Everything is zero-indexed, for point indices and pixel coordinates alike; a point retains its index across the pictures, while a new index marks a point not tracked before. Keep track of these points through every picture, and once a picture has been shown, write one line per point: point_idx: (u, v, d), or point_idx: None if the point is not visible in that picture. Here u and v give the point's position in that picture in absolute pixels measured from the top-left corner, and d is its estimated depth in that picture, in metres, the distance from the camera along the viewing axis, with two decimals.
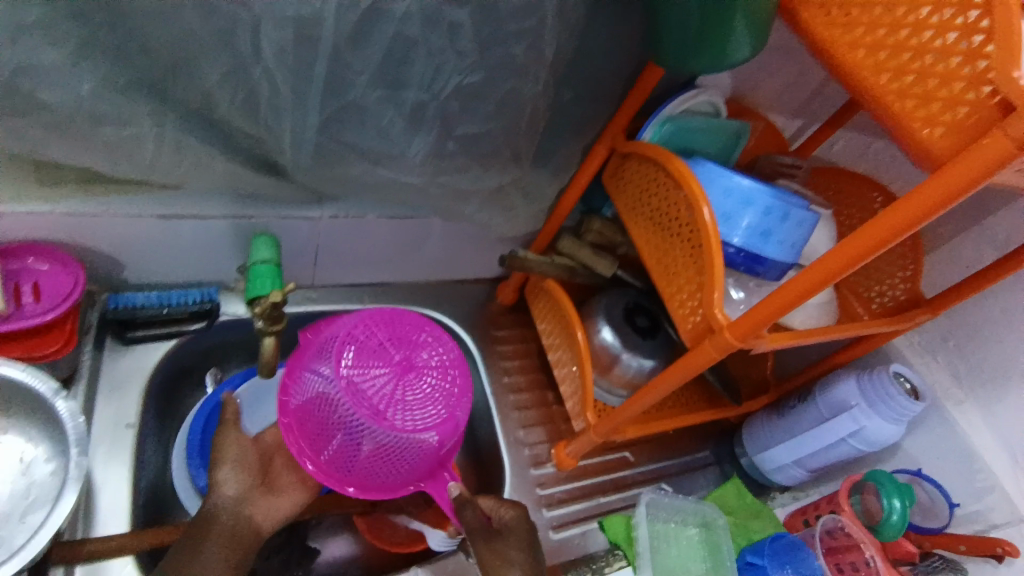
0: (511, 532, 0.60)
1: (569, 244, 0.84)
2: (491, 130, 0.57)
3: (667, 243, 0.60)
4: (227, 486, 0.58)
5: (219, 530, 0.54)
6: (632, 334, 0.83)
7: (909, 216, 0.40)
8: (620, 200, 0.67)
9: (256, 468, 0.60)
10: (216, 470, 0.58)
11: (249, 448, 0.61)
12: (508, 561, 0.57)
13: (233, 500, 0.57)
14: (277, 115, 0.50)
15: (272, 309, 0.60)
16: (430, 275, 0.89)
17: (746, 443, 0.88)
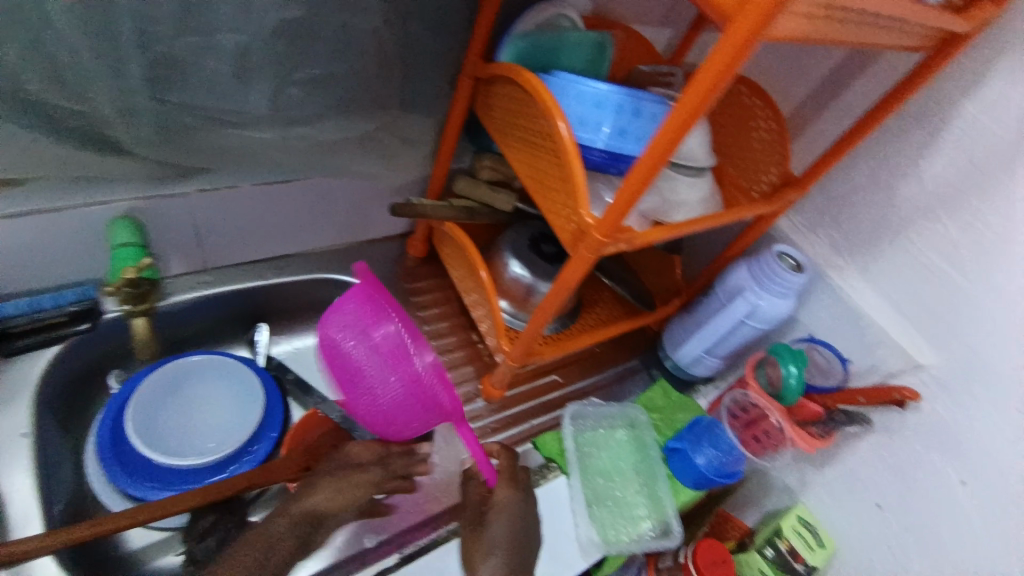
0: (498, 515, 0.63)
1: (465, 184, 0.85)
2: (335, 72, 0.62)
3: (537, 159, 0.61)
4: (317, 499, 0.60)
5: (288, 534, 0.56)
6: (540, 261, 0.85)
7: (713, 79, 0.42)
8: (493, 128, 0.67)
9: (350, 499, 0.61)
10: (316, 482, 0.61)
11: (360, 483, 0.62)
12: (489, 549, 0.60)
13: (314, 516, 0.59)
14: (93, 83, 0.51)
15: (128, 287, 0.62)
16: (333, 240, 0.88)
17: (667, 346, 0.93)
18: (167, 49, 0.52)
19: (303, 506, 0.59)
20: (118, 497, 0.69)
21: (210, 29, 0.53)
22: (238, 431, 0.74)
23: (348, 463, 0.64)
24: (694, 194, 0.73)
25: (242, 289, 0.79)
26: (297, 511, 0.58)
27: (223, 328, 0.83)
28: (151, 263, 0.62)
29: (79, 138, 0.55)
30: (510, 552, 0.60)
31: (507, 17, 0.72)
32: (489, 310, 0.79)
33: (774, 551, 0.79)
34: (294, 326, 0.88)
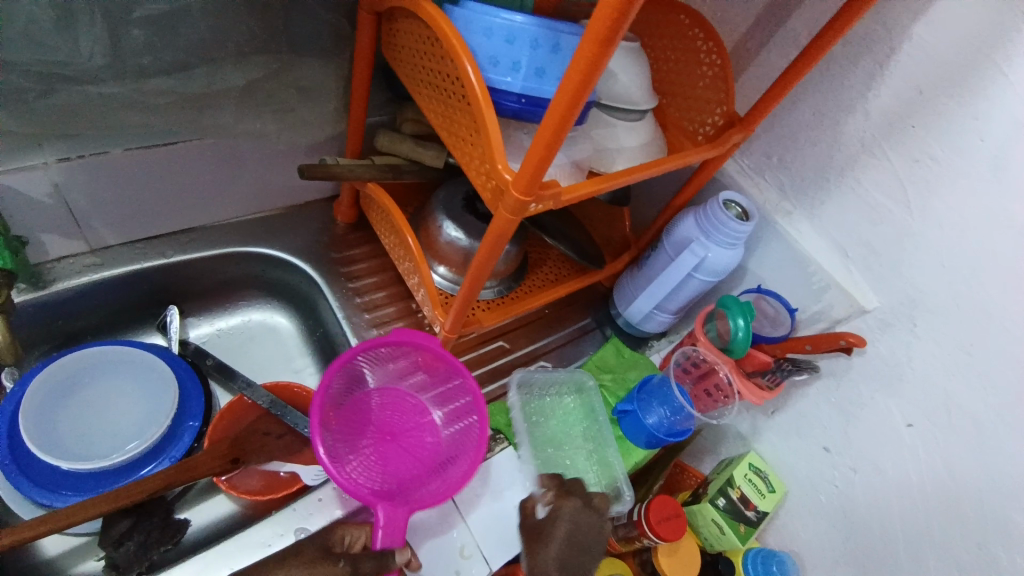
0: (563, 524, 0.63)
1: (388, 140, 0.77)
2: (184, 8, 0.57)
3: (448, 108, 0.53)
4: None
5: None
6: (476, 220, 0.78)
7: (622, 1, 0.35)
8: (404, 73, 0.59)
9: None
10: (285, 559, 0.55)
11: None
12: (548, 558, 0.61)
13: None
14: None
15: None
16: (248, 209, 0.79)
17: (618, 303, 0.90)
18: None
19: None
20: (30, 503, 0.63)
21: None
22: (152, 425, 0.68)
23: (323, 549, 0.57)
24: (632, 140, 0.67)
25: (132, 270, 0.71)
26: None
27: (128, 313, 0.75)
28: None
29: None
30: (570, 557, 0.62)
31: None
32: (421, 277, 0.73)
33: (726, 501, 0.77)
34: (214, 306, 0.81)
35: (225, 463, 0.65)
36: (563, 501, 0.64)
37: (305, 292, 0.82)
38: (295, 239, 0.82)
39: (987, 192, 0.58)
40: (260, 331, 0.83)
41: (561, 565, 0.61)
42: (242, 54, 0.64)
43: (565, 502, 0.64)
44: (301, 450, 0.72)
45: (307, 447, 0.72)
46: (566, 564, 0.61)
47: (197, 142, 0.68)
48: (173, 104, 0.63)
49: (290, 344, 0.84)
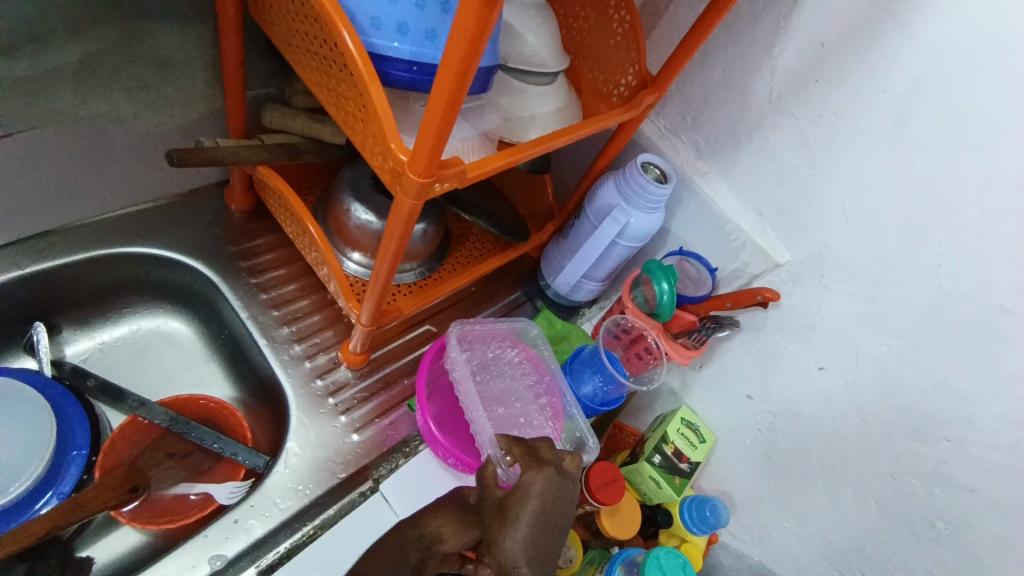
0: (530, 502, 0.50)
1: (278, 117, 0.69)
2: None
3: (331, 79, 0.47)
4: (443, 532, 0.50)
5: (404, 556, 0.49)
6: (386, 200, 0.72)
7: None
8: (279, 39, 0.52)
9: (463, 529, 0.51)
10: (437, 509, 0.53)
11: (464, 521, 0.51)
12: (509, 544, 0.48)
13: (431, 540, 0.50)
14: None
15: None
16: (120, 204, 0.69)
17: (546, 275, 0.87)
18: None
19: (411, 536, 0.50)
20: None
21: None
22: (32, 460, 0.58)
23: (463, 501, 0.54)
24: (544, 106, 0.63)
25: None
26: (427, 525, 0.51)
27: None
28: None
29: None
30: (539, 542, 0.49)
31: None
32: (329, 268, 0.67)
33: (661, 457, 0.80)
34: (96, 316, 0.71)
35: (121, 495, 0.59)
36: (533, 474, 0.51)
37: (204, 292, 0.74)
38: (183, 234, 0.73)
39: (882, 145, 0.59)
40: (156, 340, 0.74)
41: (526, 551, 0.48)
42: (74, 25, 0.55)
43: (536, 474, 0.51)
44: (212, 466, 0.66)
45: (218, 463, 0.67)
46: (534, 554, 0.48)
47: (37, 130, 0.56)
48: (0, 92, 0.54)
49: (195, 351, 0.76)
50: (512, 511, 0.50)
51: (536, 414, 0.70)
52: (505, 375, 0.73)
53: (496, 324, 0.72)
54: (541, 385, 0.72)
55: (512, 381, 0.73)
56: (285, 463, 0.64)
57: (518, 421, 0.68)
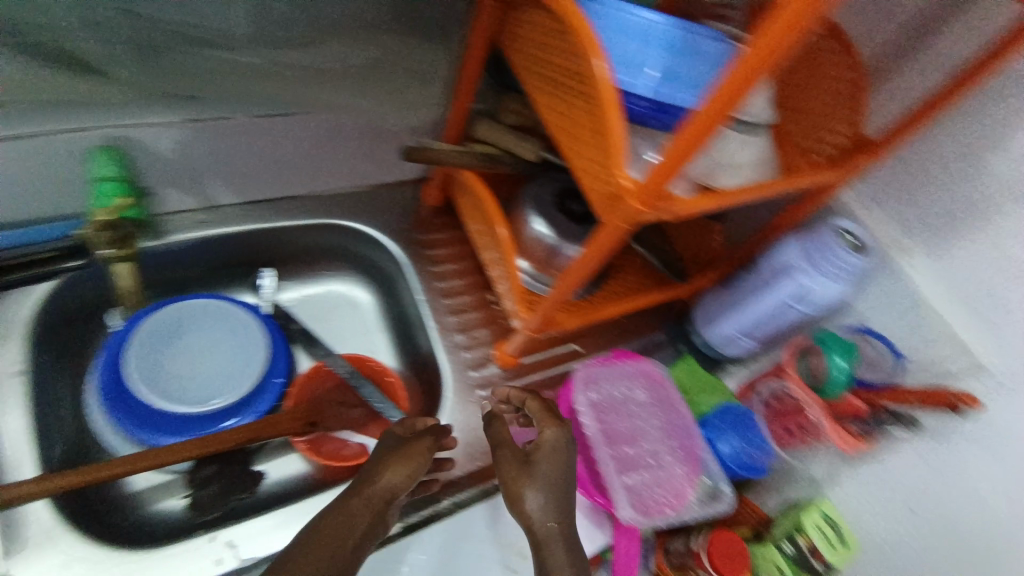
0: (543, 458, 0.56)
1: (488, 129, 0.76)
2: None
3: (567, 106, 0.51)
4: (390, 476, 0.55)
5: (362, 512, 0.51)
6: (568, 221, 0.76)
7: (796, 15, 0.33)
8: (520, 65, 0.58)
9: (416, 467, 0.57)
10: (383, 459, 0.56)
11: (406, 464, 0.56)
12: (530, 493, 0.54)
13: (382, 491, 0.54)
14: None
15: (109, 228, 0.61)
16: (340, 183, 0.81)
17: (696, 319, 0.85)
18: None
19: (367, 488, 0.53)
20: (132, 444, 0.66)
21: None
22: (238, 380, 0.70)
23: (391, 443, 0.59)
24: (746, 153, 0.60)
25: (242, 232, 0.75)
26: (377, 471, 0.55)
27: (226, 270, 0.79)
28: (129, 204, 0.61)
29: None
30: (557, 496, 0.54)
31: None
32: (507, 269, 0.73)
33: (793, 548, 0.68)
34: (301, 272, 0.84)
35: (302, 425, 0.69)
36: (548, 430, 0.58)
37: (387, 270, 0.84)
38: (382, 218, 0.83)
39: None
40: (340, 300, 0.86)
41: (545, 503, 0.53)
42: None
43: (552, 431, 0.58)
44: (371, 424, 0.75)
45: (374, 422, 0.75)
46: (552, 505, 0.54)
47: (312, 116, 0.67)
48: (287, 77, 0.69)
49: (367, 319, 0.86)
50: (534, 467, 0.55)
51: (667, 456, 0.67)
52: (632, 414, 0.69)
53: (623, 363, 0.70)
54: (676, 426, 0.69)
55: (646, 417, 0.69)
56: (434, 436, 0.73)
57: (647, 462, 0.66)
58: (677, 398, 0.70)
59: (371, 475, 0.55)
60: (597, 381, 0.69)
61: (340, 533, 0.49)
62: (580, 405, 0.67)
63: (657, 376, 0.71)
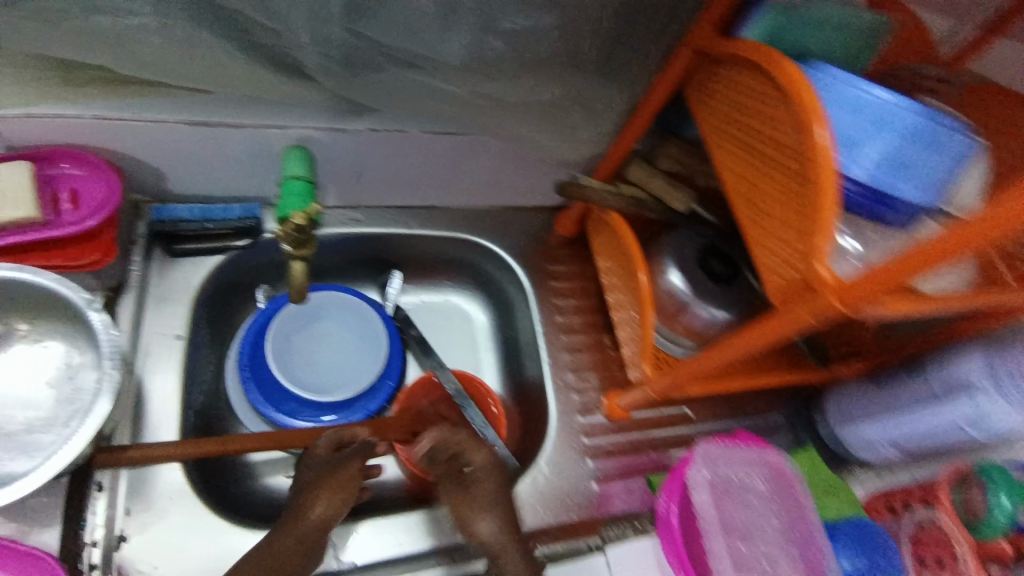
0: (482, 481, 0.60)
1: (638, 171, 0.73)
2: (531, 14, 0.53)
3: (763, 177, 0.48)
4: (315, 509, 0.52)
5: (294, 550, 0.50)
6: (710, 282, 0.72)
7: None
8: (707, 121, 0.54)
9: (347, 497, 0.54)
10: (318, 483, 0.53)
11: (328, 496, 0.52)
12: (483, 516, 0.58)
13: (319, 523, 0.51)
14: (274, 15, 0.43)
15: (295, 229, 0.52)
16: (480, 200, 0.81)
17: (829, 412, 0.78)
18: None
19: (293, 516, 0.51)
20: (258, 419, 0.70)
21: None
22: (359, 370, 0.73)
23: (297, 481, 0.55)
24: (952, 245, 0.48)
25: (387, 234, 0.78)
26: (289, 496, 0.54)
27: (362, 266, 0.82)
28: (321, 210, 0.54)
29: (265, 58, 0.49)
30: (509, 518, 0.58)
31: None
32: (641, 320, 0.69)
33: None
34: (425, 278, 0.86)
35: (407, 434, 0.69)
36: (477, 454, 0.62)
37: (508, 292, 0.84)
38: (512, 241, 0.83)
39: None
40: (455, 312, 0.86)
41: (498, 526, 0.58)
42: None
43: (480, 453, 0.62)
44: None
45: None
46: (504, 527, 0.58)
47: (478, 139, 0.67)
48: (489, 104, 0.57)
49: (478, 335, 0.86)
50: (477, 491, 0.59)
51: (783, 563, 0.60)
52: (749, 505, 0.62)
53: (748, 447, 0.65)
54: (797, 532, 0.62)
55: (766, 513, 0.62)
56: (533, 477, 0.69)
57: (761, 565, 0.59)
58: (804, 499, 0.64)
59: (296, 497, 0.54)
60: (721, 464, 0.63)
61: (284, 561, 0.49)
62: (697, 483, 0.61)
63: (783, 471, 0.65)
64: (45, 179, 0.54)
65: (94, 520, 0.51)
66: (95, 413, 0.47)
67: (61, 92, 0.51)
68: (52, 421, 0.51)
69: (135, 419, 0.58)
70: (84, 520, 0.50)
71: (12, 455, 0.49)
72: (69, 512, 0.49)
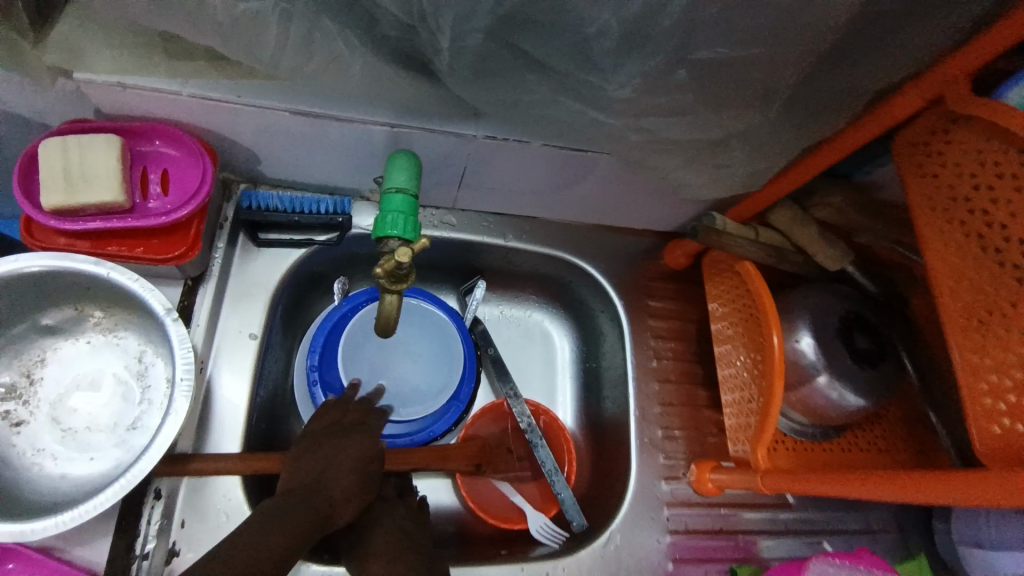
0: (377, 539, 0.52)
1: (783, 217, 0.61)
2: None
3: (1010, 291, 0.37)
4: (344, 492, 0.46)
5: (301, 529, 0.41)
6: (852, 363, 0.59)
7: None
8: (923, 191, 0.43)
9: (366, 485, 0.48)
10: (338, 465, 0.47)
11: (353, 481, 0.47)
12: None
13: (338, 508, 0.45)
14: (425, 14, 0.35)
15: (393, 267, 0.46)
16: (586, 218, 0.72)
17: (956, 524, 0.64)
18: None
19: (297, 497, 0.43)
20: None
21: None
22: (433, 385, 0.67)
23: (312, 451, 0.48)
24: None
25: (479, 243, 0.70)
26: (305, 477, 0.45)
27: (444, 271, 0.75)
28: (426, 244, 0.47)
29: (390, 54, 0.42)
30: None
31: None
32: (764, 397, 0.55)
33: None
34: (509, 291, 0.77)
35: (470, 465, 0.64)
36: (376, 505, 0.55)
37: (599, 321, 0.75)
38: (613, 267, 0.73)
39: None
40: (536, 332, 0.78)
41: None
42: None
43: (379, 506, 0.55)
44: (529, 482, 0.69)
45: (536, 481, 0.70)
46: None
47: (605, 160, 0.57)
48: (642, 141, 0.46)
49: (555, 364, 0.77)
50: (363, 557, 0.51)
51: None
52: None
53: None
54: None
55: None
56: (604, 544, 0.62)
57: None
58: None
59: (310, 478, 0.46)
60: None
61: (270, 550, 0.39)
62: None
63: None
64: (137, 157, 0.50)
65: (148, 531, 0.48)
66: (156, 440, 0.43)
67: (160, 65, 0.46)
68: (115, 424, 0.48)
69: (200, 422, 0.54)
70: (139, 531, 0.48)
71: (74, 456, 0.47)
72: (123, 525, 0.47)
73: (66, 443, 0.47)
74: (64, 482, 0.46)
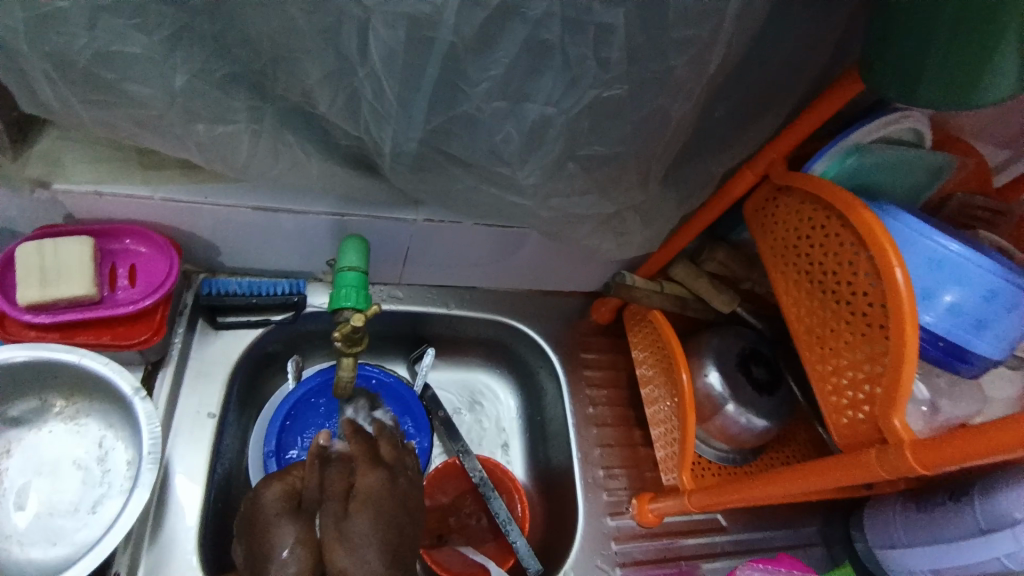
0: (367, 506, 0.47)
1: (683, 271, 0.72)
2: None
3: (832, 314, 0.49)
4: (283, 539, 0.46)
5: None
6: (751, 390, 0.69)
7: None
8: (764, 243, 0.55)
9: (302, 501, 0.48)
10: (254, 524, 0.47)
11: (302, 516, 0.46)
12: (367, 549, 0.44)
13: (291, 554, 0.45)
14: (376, 126, 0.45)
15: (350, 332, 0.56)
16: (519, 284, 0.81)
17: (866, 529, 0.73)
18: (475, 110, 0.43)
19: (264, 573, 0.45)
20: None
21: (499, 115, 0.44)
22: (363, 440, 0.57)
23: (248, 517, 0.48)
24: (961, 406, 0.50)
25: (425, 312, 0.77)
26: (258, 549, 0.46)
27: (394, 342, 0.81)
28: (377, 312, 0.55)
29: (342, 158, 0.52)
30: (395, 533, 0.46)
31: (839, 120, 0.58)
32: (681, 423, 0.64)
33: None
34: (455, 356, 0.84)
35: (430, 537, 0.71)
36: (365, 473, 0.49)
37: (539, 376, 0.82)
38: (547, 327, 0.82)
39: None
40: (482, 392, 0.83)
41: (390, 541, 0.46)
42: None
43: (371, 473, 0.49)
44: (491, 541, 0.72)
45: (495, 540, 0.72)
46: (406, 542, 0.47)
47: (527, 232, 0.67)
48: (556, 217, 0.56)
49: (505, 420, 0.83)
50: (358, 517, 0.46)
51: None
52: None
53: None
54: None
55: None
56: None
57: None
58: None
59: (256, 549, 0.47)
60: None
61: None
62: None
63: None
64: (108, 254, 0.55)
65: None
66: (122, 514, 0.46)
67: (135, 174, 0.53)
68: (77, 507, 0.50)
69: (157, 503, 0.56)
70: None
71: (39, 541, 0.48)
72: None
73: (29, 531, 0.48)
74: (30, 566, 0.47)
